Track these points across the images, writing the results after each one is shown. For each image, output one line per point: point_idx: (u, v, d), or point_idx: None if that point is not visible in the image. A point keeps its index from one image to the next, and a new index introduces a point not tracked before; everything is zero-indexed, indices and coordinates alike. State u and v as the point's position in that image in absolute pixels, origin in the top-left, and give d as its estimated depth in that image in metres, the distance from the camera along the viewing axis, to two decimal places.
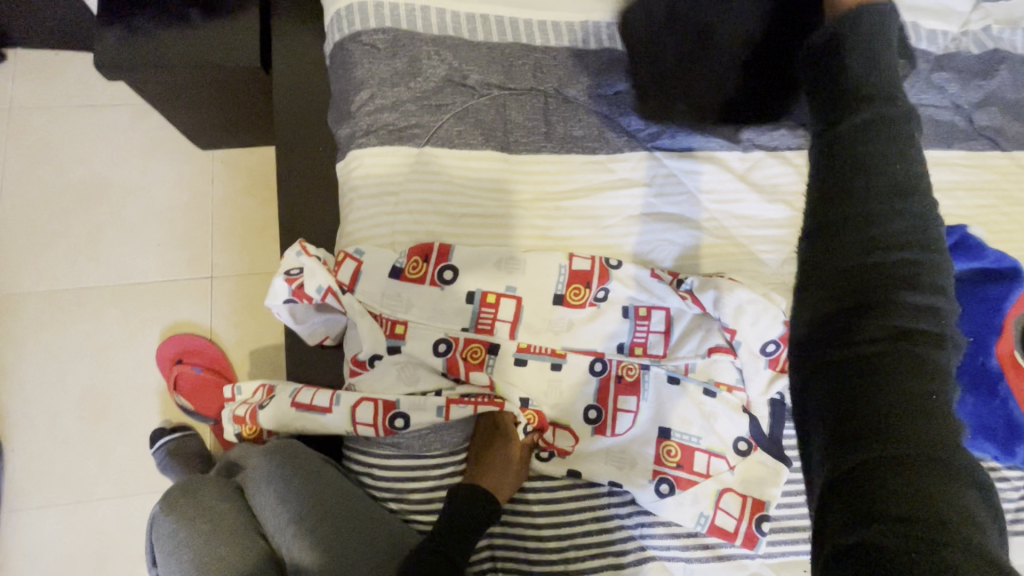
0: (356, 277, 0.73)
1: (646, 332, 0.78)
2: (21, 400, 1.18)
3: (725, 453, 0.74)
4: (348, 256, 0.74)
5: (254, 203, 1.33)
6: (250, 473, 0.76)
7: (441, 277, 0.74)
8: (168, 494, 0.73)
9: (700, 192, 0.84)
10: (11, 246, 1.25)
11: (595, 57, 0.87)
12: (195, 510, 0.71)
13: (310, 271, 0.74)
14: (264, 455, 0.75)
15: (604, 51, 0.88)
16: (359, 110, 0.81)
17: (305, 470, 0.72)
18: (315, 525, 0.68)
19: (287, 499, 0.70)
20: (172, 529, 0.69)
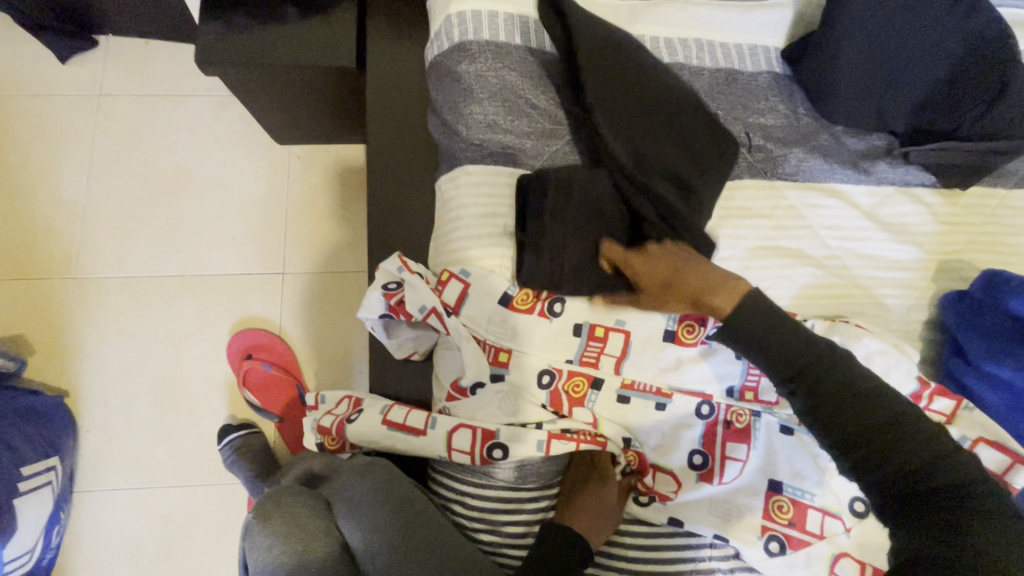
0: (462, 299, 0.71)
1: (759, 375, 0.72)
2: (98, 383, 1.20)
3: (840, 513, 0.68)
4: (454, 276, 0.72)
5: (328, 201, 1.33)
6: (339, 490, 0.73)
7: (551, 308, 0.71)
8: (262, 503, 0.72)
9: (822, 227, 0.78)
10: (95, 230, 1.28)
11: (715, 77, 0.81)
12: (291, 525, 0.69)
13: (413, 288, 0.71)
14: (358, 474, 0.73)
15: (725, 70, 0.82)
16: (467, 119, 0.76)
17: (397, 496, 0.70)
18: (412, 555, 0.65)
19: (382, 525, 0.68)
20: (269, 541, 0.67)
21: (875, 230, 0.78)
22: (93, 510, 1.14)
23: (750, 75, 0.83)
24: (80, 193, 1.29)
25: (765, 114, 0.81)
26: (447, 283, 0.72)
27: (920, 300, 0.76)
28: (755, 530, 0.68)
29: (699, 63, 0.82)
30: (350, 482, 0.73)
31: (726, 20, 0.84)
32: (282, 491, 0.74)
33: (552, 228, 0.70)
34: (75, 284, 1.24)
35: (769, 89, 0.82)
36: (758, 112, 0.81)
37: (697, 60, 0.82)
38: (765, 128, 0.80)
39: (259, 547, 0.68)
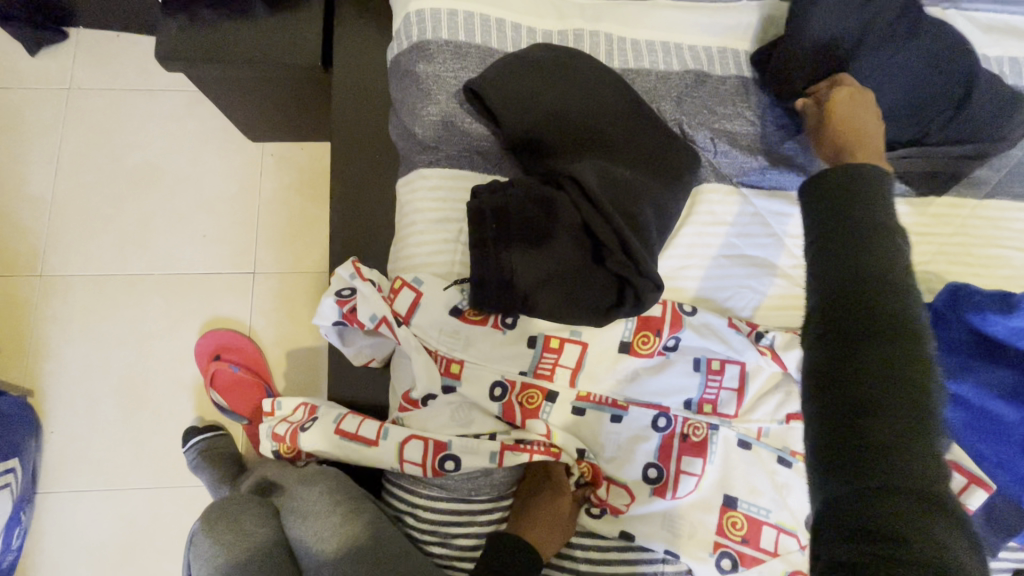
0: (413, 308, 0.69)
1: (717, 388, 0.72)
2: (63, 383, 1.19)
3: (796, 530, 0.67)
4: (406, 284, 0.69)
5: (302, 200, 1.31)
6: (286, 498, 0.72)
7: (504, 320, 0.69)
8: (209, 513, 0.71)
9: (787, 236, 0.76)
10: (62, 227, 1.26)
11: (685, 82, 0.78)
12: (235, 537, 0.68)
13: (365, 296, 0.70)
14: (304, 482, 0.72)
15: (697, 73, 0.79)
16: (423, 124, 0.73)
17: (342, 505, 0.69)
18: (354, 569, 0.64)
19: (325, 537, 0.67)
20: (213, 555, 0.67)
21: None
22: (57, 512, 1.13)
23: (719, 79, 0.80)
24: (47, 189, 1.27)
25: (733, 121, 0.79)
26: (399, 291, 0.70)
27: None
28: (706, 547, 0.67)
29: (668, 68, 0.79)
30: (295, 493, 0.71)
31: (695, 24, 0.82)
32: (231, 501, 0.73)
33: (504, 239, 0.65)
34: (41, 282, 1.23)
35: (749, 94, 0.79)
36: (726, 118, 0.79)
37: (667, 66, 0.79)
38: (732, 134, 0.78)
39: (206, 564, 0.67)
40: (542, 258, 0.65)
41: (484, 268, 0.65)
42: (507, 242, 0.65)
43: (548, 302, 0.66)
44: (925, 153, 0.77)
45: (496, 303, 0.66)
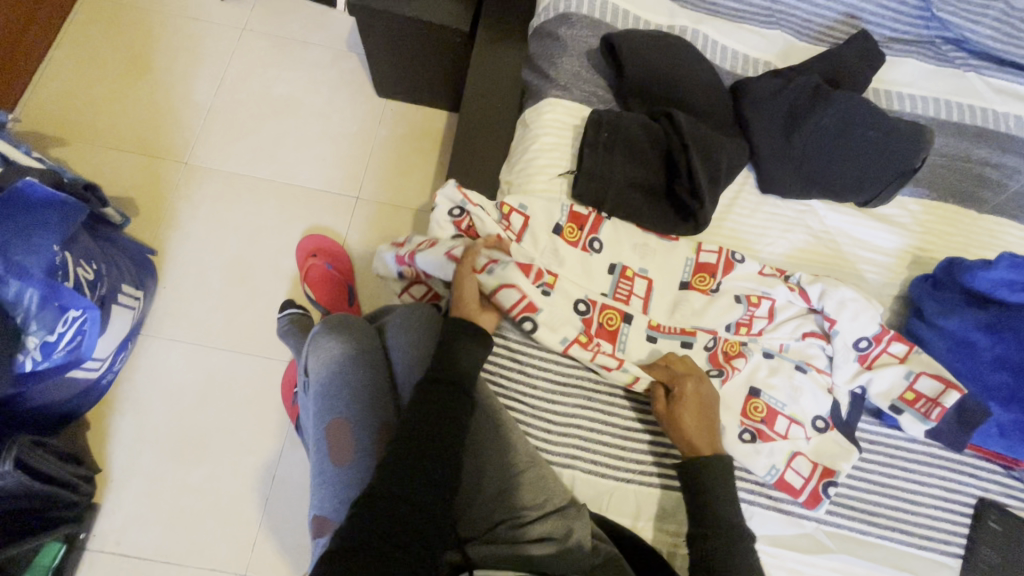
0: (522, 228, 0.87)
1: (751, 316, 0.89)
2: (183, 250, 1.39)
3: (803, 422, 0.82)
4: (514, 210, 0.86)
5: (408, 150, 1.54)
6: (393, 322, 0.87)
7: (591, 245, 0.88)
8: (328, 320, 0.84)
9: (821, 208, 0.97)
10: (211, 130, 1.51)
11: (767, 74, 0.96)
12: (352, 342, 0.82)
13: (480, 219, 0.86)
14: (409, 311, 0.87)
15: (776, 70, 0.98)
16: (560, 69, 0.95)
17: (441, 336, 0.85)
18: None
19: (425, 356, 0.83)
20: (332, 351, 0.81)
21: (867, 219, 0.96)
22: (151, 353, 1.30)
23: None
24: (207, 99, 1.53)
25: None
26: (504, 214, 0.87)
27: (894, 279, 0.93)
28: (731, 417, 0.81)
29: (747, 72, 1.01)
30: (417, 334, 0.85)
31: (775, 43, 1.04)
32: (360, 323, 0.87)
33: (610, 154, 0.86)
34: (184, 168, 1.46)
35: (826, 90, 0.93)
36: None
37: (745, 71, 1.01)
38: None
39: (324, 356, 0.81)
40: (635, 169, 0.87)
41: (593, 164, 0.85)
42: (614, 149, 0.86)
43: (629, 208, 0.87)
44: (933, 170, 0.99)
45: (595, 195, 0.87)
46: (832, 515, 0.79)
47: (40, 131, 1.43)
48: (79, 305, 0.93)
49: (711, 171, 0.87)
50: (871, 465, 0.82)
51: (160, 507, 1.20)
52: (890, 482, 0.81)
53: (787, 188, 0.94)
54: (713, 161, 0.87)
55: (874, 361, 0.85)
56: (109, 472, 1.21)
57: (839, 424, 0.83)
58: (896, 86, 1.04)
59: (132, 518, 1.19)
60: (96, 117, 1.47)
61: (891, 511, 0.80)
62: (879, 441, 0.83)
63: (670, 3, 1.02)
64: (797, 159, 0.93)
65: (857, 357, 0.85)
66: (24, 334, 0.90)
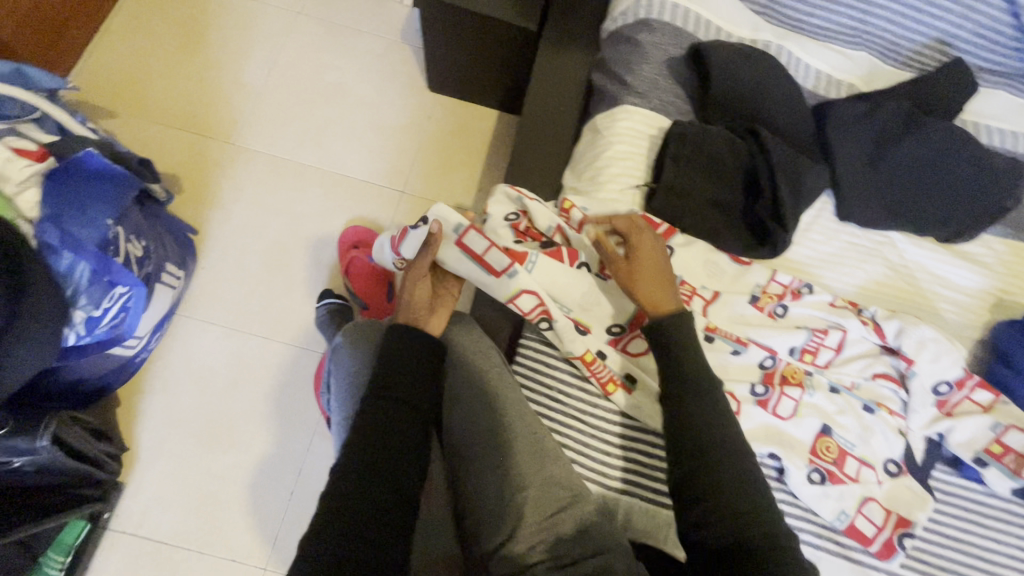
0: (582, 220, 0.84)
1: (819, 343, 0.83)
2: (223, 232, 1.37)
3: (875, 466, 0.77)
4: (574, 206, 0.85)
5: (455, 146, 1.51)
6: None
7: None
8: (351, 331, 0.83)
9: (902, 240, 0.92)
10: (259, 112, 1.49)
11: (853, 96, 0.92)
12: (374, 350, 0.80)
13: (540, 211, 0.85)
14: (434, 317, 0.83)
15: (861, 93, 0.94)
16: (637, 76, 0.92)
17: (466, 342, 0.80)
18: (470, 398, 0.77)
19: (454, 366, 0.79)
20: (354, 366, 0.79)
21: (949, 255, 0.91)
22: (185, 333, 1.28)
23: None
24: (258, 80, 1.51)
25: None
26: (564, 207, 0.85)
27: (976, 320, 0.88)
28: (799, 455, 0.77)
29: (829, 93, 0.97)
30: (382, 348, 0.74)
31: (860, 63, 0.99)
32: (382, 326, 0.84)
33: (689, 168, 0.82)
34: (230, 149, 1.44)
35: (916, 117, 0.89)
36: None
37: (827, 91, 0.97)
38: None
39: (345, 372, 0.80)
40: (715, 187, 0.83)
41: (675, 179, 0.82)
42: (697, 165, 0.82)
43: (704, 225, 0.83)
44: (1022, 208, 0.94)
45: (671, 211, 0.83)
46: (902, 568, 0.75)
47: (91, 101, 1.42)
48: (127, 283, 0.92)
49: (796, 195, 0.83)
50: (944, 517, 0.77)
51: (184, 491, 1.18)
52: (965, 536, 0.76)
53: (869, 217, 0.89)
54: (798, 186, 0.83)
55: (953, 407, 0.80)
56: (136, 451, 1.19)
57: (912, 469, 0.79)
58: (985, 118, 0.99)
59: (155, 500, 1.16)
60: (146, 91, 1.46)
61: (965, 569, 0.75)
62: (953, 492, 0.79)
63: (754, 15, 0.98)
64: (881, 188, 0.88)
65: (936, 402, 0.80)
66: (72, 307, 0.88)
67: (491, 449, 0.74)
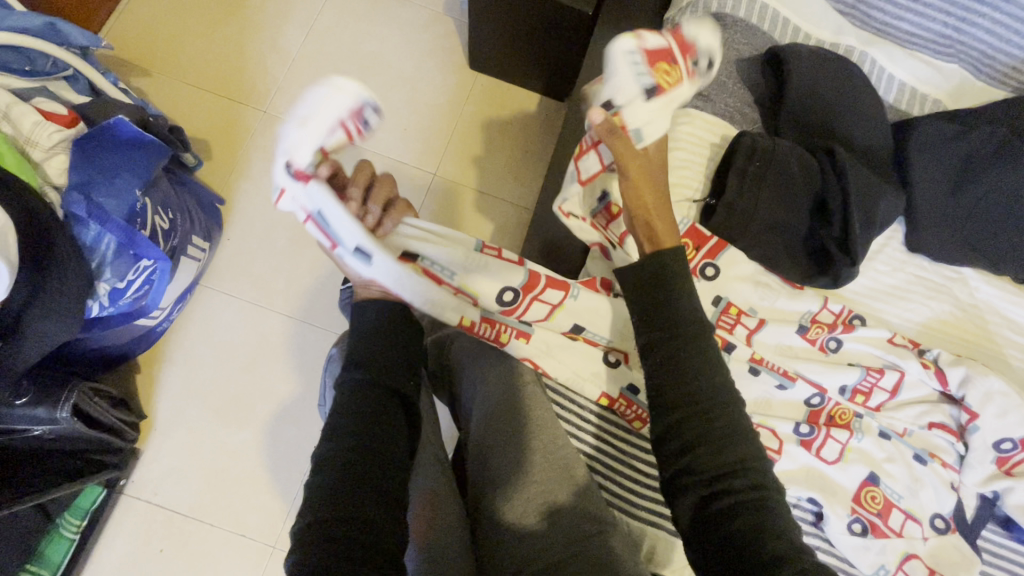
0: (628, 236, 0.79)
1: (873, 384, 0.77)
2: (250, 202, 1.34)
3: (921, 520, 0.72)
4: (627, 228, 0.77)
5: (493, 130, 1.45)
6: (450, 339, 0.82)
7: (703, 270, 0.78)
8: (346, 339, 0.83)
9: (974, 276, 0.85)
10: (295, 79, 1.43)
11: (941, 115, 0.84)
12: None
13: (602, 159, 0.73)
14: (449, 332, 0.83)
15: (950, 112, 0.85)
16: (704, 77, 0.85)
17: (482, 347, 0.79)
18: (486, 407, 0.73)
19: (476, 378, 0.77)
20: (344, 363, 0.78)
21: None
22: (208, 306, 1.27)
23: None
24: (295, 45, 1.46)
25: None
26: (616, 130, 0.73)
27: None
28: (840, 502, 0.72)
29: (911, 109, 0.90)
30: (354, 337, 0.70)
31: (951, 76, 0.91)
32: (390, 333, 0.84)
33: (752, 185, 0.76)
34: (262, 117, 1.39)
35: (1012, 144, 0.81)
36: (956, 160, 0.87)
37: (909, 107, 0.90)
38: None
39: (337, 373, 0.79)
40: (779, 206, 0.76)
41: (737, 196, 0.76)
42: (763, 181, 0.75)
43: (764, 248, 0.77)
44: None
45: (728, 230, 0.77)
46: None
47: (125, 59, 1.38)
48: (152, 256, 0.88)
49: (868, 222, 0.76)
50: None
51: (198, 463, 1.18)
52: None
53: (941, 250, 0.82)
54: (871, 213, 0.76)
55: (1014, 466, 0.74)
56: (154, 420, 1.19)
57: (960, 526, 0.74)
58: None
59: (170, 471, 1.17)
60: (181, 51, 1.41)
61: None
62: (1001, 554, 0.74)
63: (839, 16, 0.89)
64: (959, 219, 0.82)
65: (996, 459, 0.74)
66: (96, 280, 0.86)
67: (502, 460, 0.70)
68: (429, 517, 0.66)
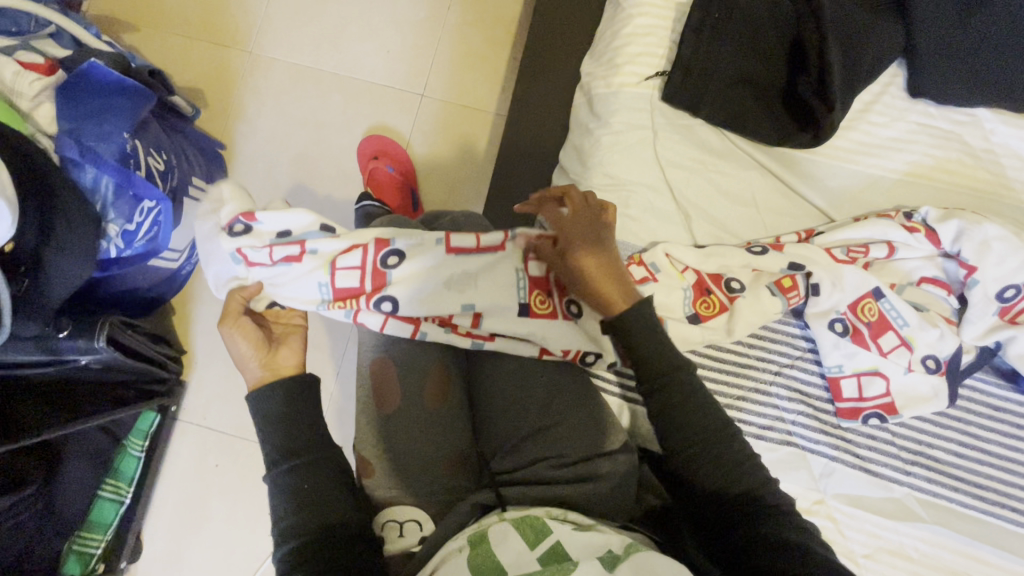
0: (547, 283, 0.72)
1: (863, 257, 0.72)
2: (248, 145, 1.37)
3: (913, 348, 0.69)
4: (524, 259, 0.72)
5: (475, 41, 1.39)
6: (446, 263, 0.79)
7: (664, 148, 0.75)
8: None
9: (990, 119, 0.76)
10: (274, 15, 1.42)
11: None
12: None
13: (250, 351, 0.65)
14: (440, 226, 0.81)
15: None
16: None
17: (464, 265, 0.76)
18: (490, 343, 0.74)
19: None
20: None
21: None
22: None
23: None
24: None
25: None
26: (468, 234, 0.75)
27: None
28: (822, 317, 0.71)
29: None
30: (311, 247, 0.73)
31: None
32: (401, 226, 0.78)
33: (711, 43, 0.73)
34: (249, 58, 1.40)
35: None
36: None
37: None
38: None
39: None
40: (746, 59, 0.73)
41: (691, 56, 0.73)
42: (724, 33, 0.73)
43: (734, 107, 0.74)
44: None
45: (688, 96, 0.74)
46: (915, 468, 0.69)
47: (114, 16, 1.41)
48: (153, 197, 0.95)
49: (850, 65, 0.70)
50: (985, 431, 0.70)
51: (238, 390, 1.29)
52: (1010, 454, 0.69)
53: (950, 90, 0.73)
54: (855, 53, 0.70)
55: (1020, 314, 0.69)
56: (193, 355, 1.31)
57: (951, 373, 0.69)
58: None
59: (214, 398, 1.29)
60: (164, 2, 1.42)
61: (1002, 485, 0.68)
62: (1001, 406, 0.71)
63: None
64: (967, 53, 0.72)
65: (999, 309, 0.69)
66: (104, 222, 0.93)
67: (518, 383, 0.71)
68: (426, 447, 0.66)
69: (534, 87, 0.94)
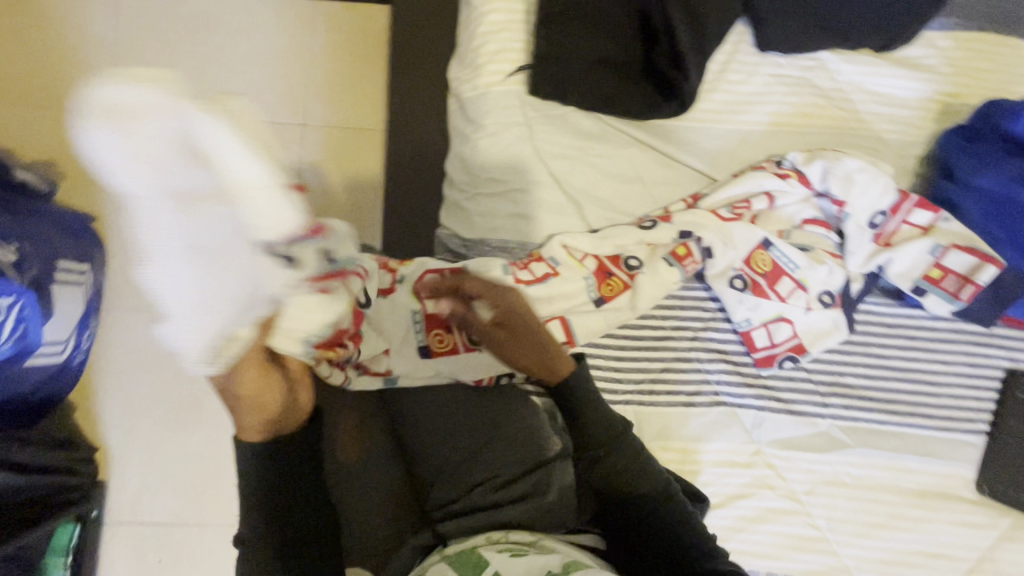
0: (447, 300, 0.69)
1: (747, 212, 0.75)
2: (123, 211, 1.25)
3: (808, 288, 0.72)
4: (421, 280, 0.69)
5: (348, 60, 1.33)
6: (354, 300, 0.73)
7: (543, 140, 0.74)
8: None
9: (833, 60, 0.80)
10: (123, 67, 1.30)
11: None
12: None
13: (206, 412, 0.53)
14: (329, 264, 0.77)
15: None
16: None
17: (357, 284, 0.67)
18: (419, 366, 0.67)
19: None
20: None
21: (888, 66, 0.80)
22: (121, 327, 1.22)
23: None
24: (111, 31, 1.31)
25: None
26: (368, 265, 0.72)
27: (918, 137, 0.79)
28: (721, 277, 0.73)
29: None
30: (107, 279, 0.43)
31: None
32: None
33: (564, 30, 0.73)
34: None
35: None
36: None
37: None
38: None
39: None
40: (601, 41, 0.74)
41: (547, 45, 0.73)
42: (575, 18, 0.73)
43: (599, 89, 0.74)
44: None
45: (553, 86, 0.73)
46: (833, 398, 0.73)
47: None
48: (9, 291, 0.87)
49: (698, 30, 0.72)
50: (886, 349, 0.74)
51: (167, 474, 1.19)
52: (911, 366, 0.74)
53: (792, 40, 0.77)
54: (700, 18, 0.72)
55: (891, 236, 0.74)
56: (108, 449, 1.18)
57: (846, 304, 0.73)
58: None
59: (141, 490, 1.18)
60: None
61: (909, 396, 0.73)
62: (896, 323, 0.75)
63: None
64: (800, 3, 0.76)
65: (872, 236, 0.73)
66: None
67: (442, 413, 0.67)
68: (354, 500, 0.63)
69: (407, 100, 0.91)
